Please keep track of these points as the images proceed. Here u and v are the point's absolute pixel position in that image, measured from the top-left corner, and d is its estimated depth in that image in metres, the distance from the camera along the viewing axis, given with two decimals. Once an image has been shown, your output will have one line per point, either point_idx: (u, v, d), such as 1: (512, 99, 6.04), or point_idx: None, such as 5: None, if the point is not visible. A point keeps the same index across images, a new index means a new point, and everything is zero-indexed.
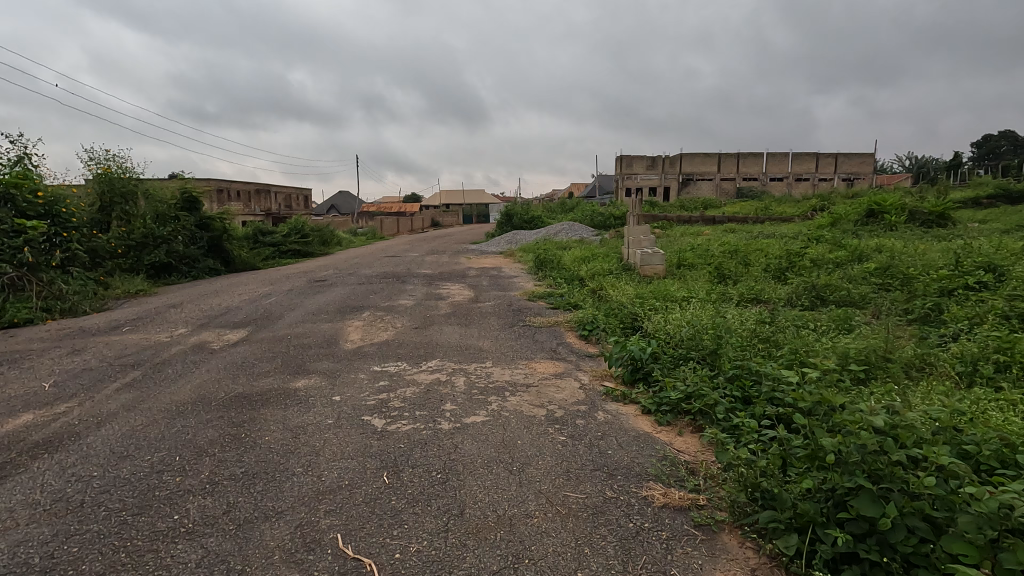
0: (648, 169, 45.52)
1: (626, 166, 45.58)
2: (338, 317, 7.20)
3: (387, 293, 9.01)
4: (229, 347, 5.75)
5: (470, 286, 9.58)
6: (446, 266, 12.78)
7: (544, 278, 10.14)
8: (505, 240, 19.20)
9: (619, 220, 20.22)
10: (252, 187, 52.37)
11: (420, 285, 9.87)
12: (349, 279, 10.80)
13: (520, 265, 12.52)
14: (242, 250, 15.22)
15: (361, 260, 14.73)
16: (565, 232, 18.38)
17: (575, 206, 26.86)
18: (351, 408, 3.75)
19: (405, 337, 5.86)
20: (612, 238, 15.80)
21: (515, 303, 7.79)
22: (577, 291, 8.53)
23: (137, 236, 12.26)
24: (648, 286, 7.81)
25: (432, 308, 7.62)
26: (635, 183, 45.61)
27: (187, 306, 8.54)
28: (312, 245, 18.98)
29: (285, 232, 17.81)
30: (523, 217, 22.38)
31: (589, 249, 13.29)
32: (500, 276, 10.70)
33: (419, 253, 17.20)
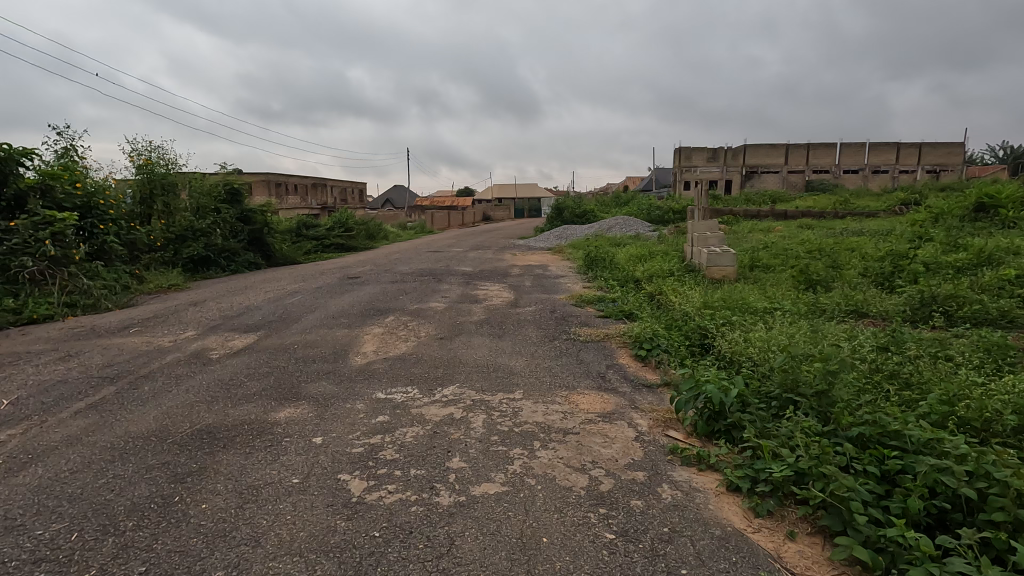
0: (709, 161, 43.12)
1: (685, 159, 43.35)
2: (359, 322, 6.41)
3: (420, 293, 8.21)
4: (228, 356, 5.04)
5: (511, 287, 8.63)
6: (489, 264, 11.89)
7: (594, 279, 9.04)
8: (554, 235, 18.11)
9: (679, 215, 18.70)
10: (308, 181, 53.60)
11: (457, 284, 9.02)
12: (384, 276, 10.09)
13: (568, 263, 11.45)
14: (283, 245, 14.91)
15: (402, 255, 14.10)
16: (619, 228, 17.10)
17: (631, 199, 25.37)
18: (330, 458, 2.87)
19: (425, 351, 4.98)
20: (671, 234, 14.45)
21: (560, 310, 6.76)
22: (633, 296, 7.39)
23: (176, 230, 12.16)
24: (717, 293, 6.59)
25: (464, 313, 6.71)
26: (694, 176, 43.32)
27: (209, 304, 8.03)
28: (357, 239, 18.60)
29: (329, 226, 17.48)
30: (575, 210, 21.18)
31: (645, 246, 12.05)
32: (546, 276, 9.68)
33: (464, 248, 16.43)
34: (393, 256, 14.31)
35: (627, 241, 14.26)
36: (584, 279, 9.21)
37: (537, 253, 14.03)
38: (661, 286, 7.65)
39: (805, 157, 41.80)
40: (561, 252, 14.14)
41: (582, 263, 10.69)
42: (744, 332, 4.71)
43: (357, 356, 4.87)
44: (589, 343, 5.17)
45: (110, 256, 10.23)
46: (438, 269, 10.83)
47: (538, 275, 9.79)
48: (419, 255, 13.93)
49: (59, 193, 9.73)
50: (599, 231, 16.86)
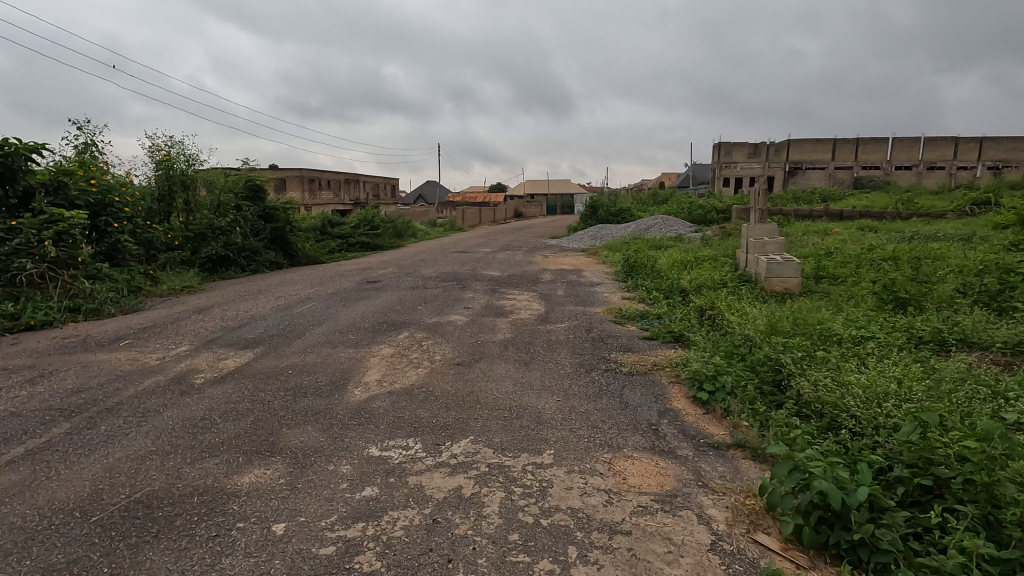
0: (751, 157, 41.24)
1: (725, 154, 41.58)
2: (368, 338, 5.68)
3: (441, 303, 7.46)
4: (212, 382, 4.37)
5: (542, 297, 7.79)
6: (519, 267, 11.07)
7: (635, 289, 8.11)
8: (588, 236, 17.17)
9: (722, 215, 17.48)
10: (341, 177, 53.85)
11: (482, 292, 8.22)
12: (405, 281, 9.39)
13: (604, 268, 10.55)
14: (307, 244, 14.44)
15: (427, 256, 13.42)
16: (658, 228, 16.03)
17: (669, 197, 24.15)
18: (287, 566, 2.08)
19: (437, 383, 4.19)
20: (716, 237, 13.35)
21: (597, 328, 5.89)
22: (681, 312, 6.47)
23: (194, 228, 11.75)
24: (784, 312, 5.61)
25: (488, 330, 5.90)
26: (734, 173, 41.51)
27: (215, 311, 7.46)
28: (383, 238, 18.04)
29: (354, 224, 16.98)
30: (610, 209, 20.16)
31: (689, 250, 11.02)
32: (580, 284, 8.79)
33: (493, 248, 15.66)
34: (419, 256, 13.63)
35: (668, 243, 13.21)
36: (622, 288, 8.30)
37: (571, 256, 13.13)
38: (713, 300, 6.69)
39: (856, 152, 39.50)
40: (596, 255, 13.20)
41: (620, 269, 9.75)
42: (834, 370, 3.78)
43: (358, 387, 4.12)
44: (634, 376, 4.31)
45: (124, 255, 9.84)
46: (463, 273, 10.07)
47: (571, 283, 8.91)
48: (446, 256, 13.23)
49: (73, 190, 9.36)
50: (636, 231, 15.85)
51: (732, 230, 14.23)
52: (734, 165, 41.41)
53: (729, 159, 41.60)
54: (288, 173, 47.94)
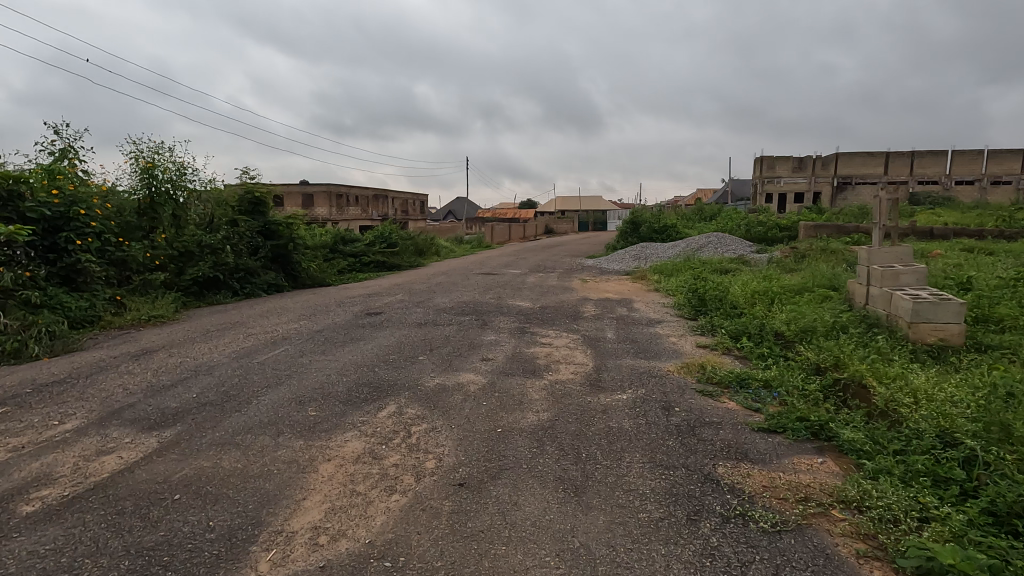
0: (798, 171, 38.64)
1: (771, 168, 39.02)
2: (335, 412, 3.83)
3: (453, 349, 5.58)
4: (38, 518, 2.56)
5: (588, 341, 5.84)
6: (554, 296, 9.13)
7: (712, 333, 6.09)
8: (630, 256, 15.12)
9: (786, 232, 15.18)
10: (369, 193, 53.20)
11: (508, 332, 6.33)
12: (414, 314, 7.57)
13: (659, 299, 8.55)
14: (312, 263, 12.87)
15: (447, 280, 11.64)
16: (714, 249, 13.88)
17: (717, 213, 21.90)
18: None
19: (414, 543, 2.29)
20: (787, 260, 11.20)
21: (677, 404, 3.90)
22: (797, 377, 4.44)
23: (179, 246, 10.24)
24: (984, 390, 3.52)
25: (513, 404, 3.98)
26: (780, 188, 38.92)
27: (162, 353, 5.76)
28: (402, 257, 16.38)
29: (370, 241, 15.40)
30: (653, 226, 18.09)
31: (765, 278, 8.93)
32: (634, 323, 6.81)
33: (522, 270, 13.81)
34: (438, 279, 11.82)
35: (733, 268, 11.07)
36: (693, 331, 6.28)
37: (616, 281, 11.12)
38: (841, 358, 4.65)
39: (916, 165, 36.41)
40: (644, 280, 11.16)
41: (683, 301, 7.72)
42: None
43: (271, 549, 2.26)
44: (783, 533, 2.32)
45: (86, 278, 8.32)
46: (485, 303, 8.23)
47: (623, 320, 6.93)
48: (468, 280, 11.43)
49: (27, 200, 7.93)
50: (687, 252, 13.74)
51: (806, 252, 11.98)
52: (781, 179, 38.77)
53: (776, 173, 38.98)
54: (316, 189, 47.43)
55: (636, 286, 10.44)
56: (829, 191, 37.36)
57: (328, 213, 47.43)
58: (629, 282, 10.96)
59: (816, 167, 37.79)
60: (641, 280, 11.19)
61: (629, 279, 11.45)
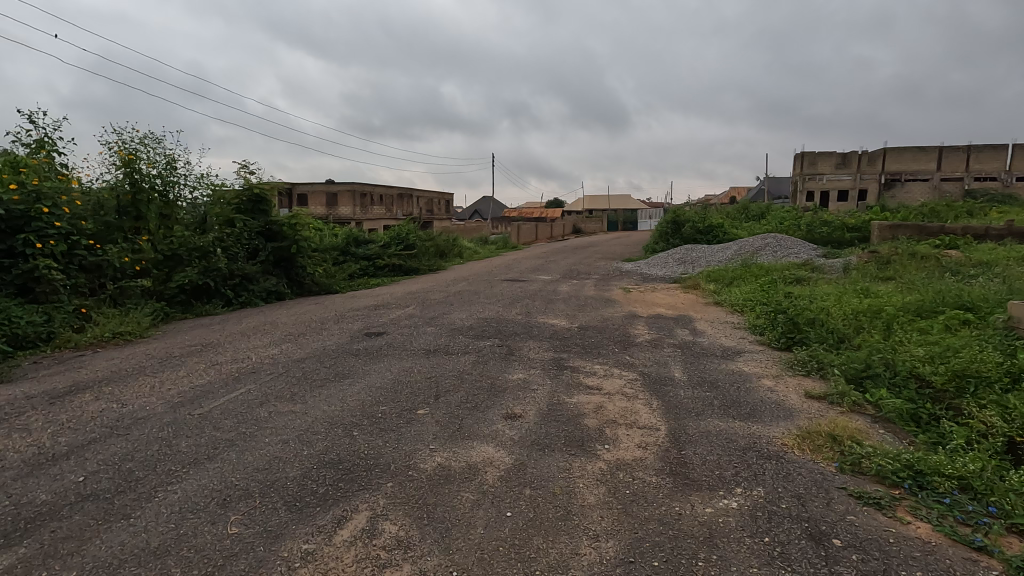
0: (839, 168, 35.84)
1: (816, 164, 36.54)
2: (268, 531, 2.38)
3: (466, 394, 4.09)
4: None
5: (650, 386, 4.29)
6: (594, 310, 7.58)
7: (819, 374, 4.46)
8: (675, 260, 13.44)
9: (856, 233, 13.24)
10: (394, 192, 52.36)
11: (539, 367, 4.81)
12: (424, 336, 6.12)
13: (725, 318, 6.93)
14: (319, 269, 11.60)
15: (467, 288, 10.20)
16: (773, 254, 12.08)
17: (766, 212, 19.93)
18: None
19: None
20: (870, 269, 9.41)
21: (831, 529, 2.33)
22: (999, 467, 2.81)
23: (165, 249, 9.02)
24: None
25: (554, 518, 2.46)
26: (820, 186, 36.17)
27: (90, 393, 4.43)
28: (421, 260, 15.00)
29: (386, 242, 14.07)
30: (697, 225, 16.33)
31: (857, 291, 7.20)
32: (705, 353, 5.21)
33: (553, 276, 12.28)
34: (457, 288, 10.37)
35: (805, 276, 9.33)
36: (790, 368, 4.66)
37: (665, 291, 9.48)
38: None
39: (975, 160, 33.35)
40: (699, 289, 9.50)
41: (763, 322, 6.07)
42: None
43: None
44: None
45: (45, 289, 7.11)
46: (511, 321, 6.73)
47: (690, 350, 5.34)
48: (492, 289, 9.97)
49: None
50: (744, 257, 11.98)
51: (890, 258, 10.11)
52: (822, 177, 36.09)
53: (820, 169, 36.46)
54: (340, 187, 46.76)
55: (691, 297, 8.81)
56: (875, 188, 34.57)
57: (352, 211, 46.71)
58: (682, 293, 9.32)
59: (862, 162, 34.99)
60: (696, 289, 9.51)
61: (680, 288, 9.81)
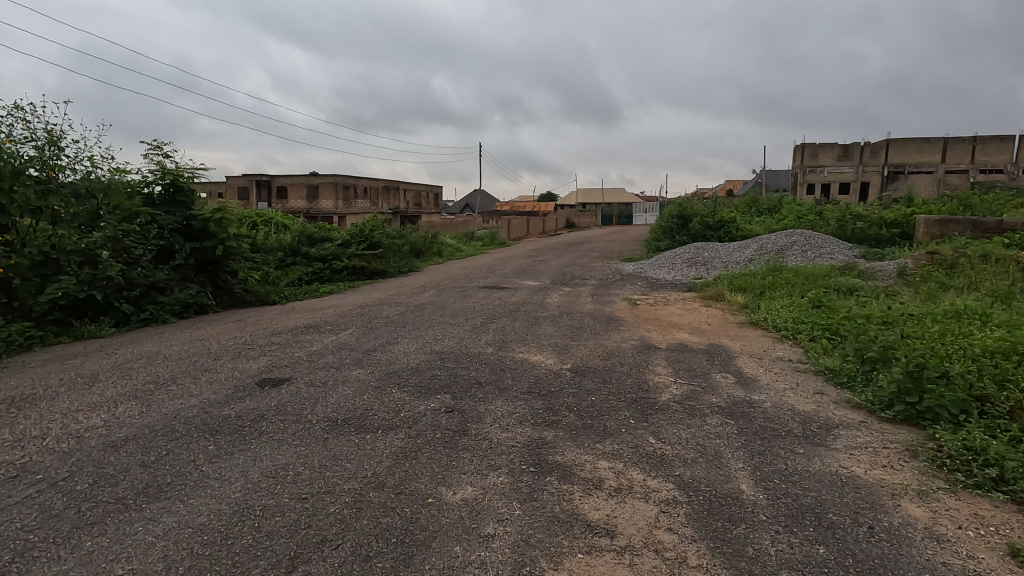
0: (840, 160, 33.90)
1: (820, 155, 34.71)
2: None
3: (349, 561, 2.07)
4: None
5: (704, 528, 2.29)
6: (591, 337, 5.56)
7: (1004, 493, 2.46)
8: (684, 261, 11.48)
9: (896, 229, 11.30)
10: (379, 185, 50.10)
11: (504, 470, 2.79)
12: (340, 390, 4.08)
13: (776, 352, 4.95)
14: (256, 274, 9.52)
15: (433, 300, 8.17)
16: (805, 256, 10.09)
17: (779, 206, 17.99)
18: None
19: None
20: (938, 277, 7.47)
21: None
22: None
23: (34, 252, 6.79)
24: None
25: None
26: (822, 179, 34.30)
27: None
28: (390, 261, 12.91)
29: (346, 240, 12.00)
30: (706, 220, 14.37)
31: (955, 310, 5.22)
32: (778, 431, 3.20)
33: (541, 281, 10.27)
34: (419, 299, 8.31)
35: (859, 287, 7.37)
36: (938, 474, 2.68)
37: (682, 304, 7.51)
38: None
39: (980, 152, 31.38)
40: (725, 302, 7.50)
41: (844, 366, 4.09)
42: None
43: None
44: None
45: None
46: (475, 360, 4.71)
47: (750, 422, 3.34)
48: (463, 301, 7.94)
49: None
50: (770, 259, 10.02)
51: (957, 261, 8.14)
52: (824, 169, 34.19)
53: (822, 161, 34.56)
54: (322, 180, 44.44)
55: (719, 314, 6.82)
56: (877, 181, 32.68)
57: (334, 205, 44.43)
58: (704, 307, 7.32)
59: (865, 153, 33.14)
60: (720, 302, 7.52)
61: (700, 299, 7.81)
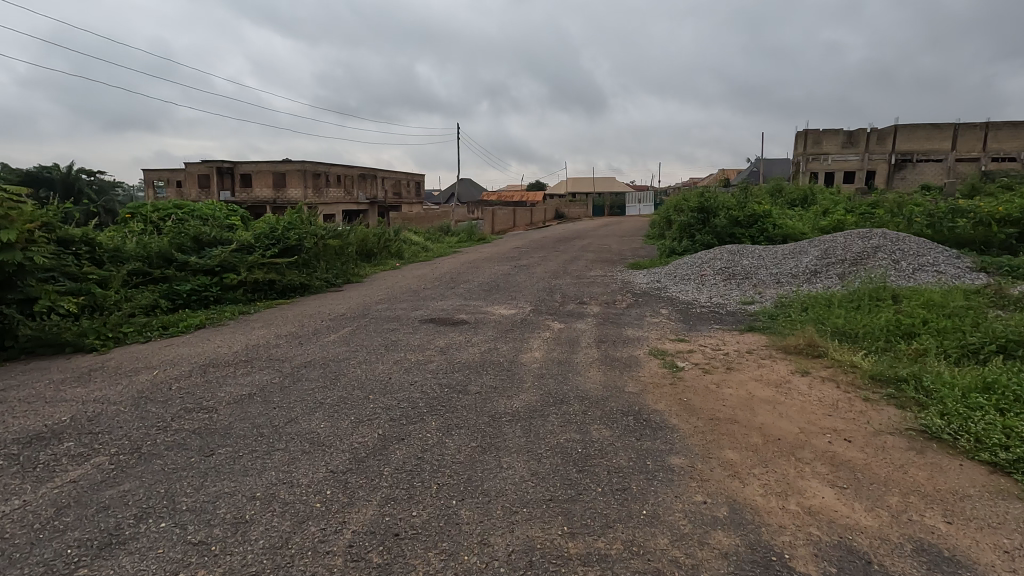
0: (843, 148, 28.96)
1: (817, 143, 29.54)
2: None
3: None
4: None
5: None
6: (618, 514, 2.31)
7: None
8: (719, 275, 8.27)
9: (1012, 227, 8.13)
10: (354, 173, 46.42)
11: None
12: None
13: None
14: (76, 302, 6.11)
15: (334, 354, 4.87)
16: (909, 278, 6.79)
17: (813, 194, 14.82)
18: None
19: None
20: None
21: None
22: None
23: None
24: None
25: None
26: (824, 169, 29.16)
27: None
28: (315, 271, 9.54)
29: (250, 242, 8.61)
30: (735, 214, 11.18)
31: None
32: None
33: (520, 305, 7.02)
34: (305, 355, 4.94)
35: None
36: None
37: (761, 372, 4.22)
38: None
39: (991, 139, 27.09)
40: (837, 370, 4.22)
41: None
42: None
43: None
44: None
45: None
46: None
47: None
48: (380, 360, 4.66)
49: None
50: (862, 280, 6.74)
51: None
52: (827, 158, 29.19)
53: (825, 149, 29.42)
54: (290, 167, 40.65)
55: (848, 408, 3.54)
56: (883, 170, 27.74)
57: (302, 194, 40.55)
58: (804, 382, 4.03)
59: (872, 139, 28.05)
60: (828, 371, 4.22)
61: (785, 360, 4.51)
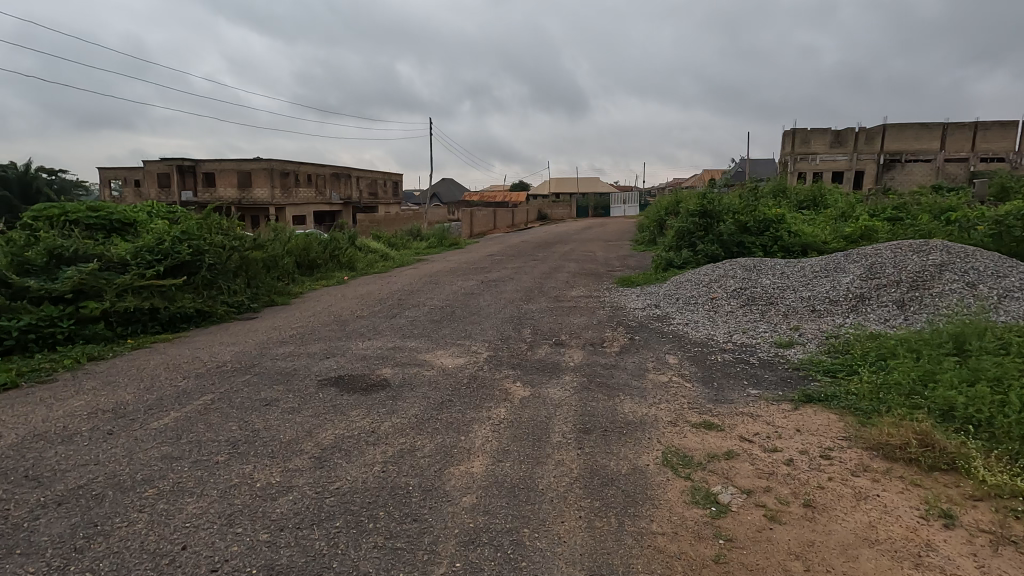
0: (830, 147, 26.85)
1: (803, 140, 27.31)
2: None
3: None
4: None
5: None
6: None
7: None
8: (737, 300, 6.41)
9: None
10: (326, 172, 43.95)
11: None
12: None
13: None
14: None
15: (134, 470, 2.85)
16: (1007, 314, 4.93)
17: (824, 195, 13.05)
18: None
19: None
20: None
21: None
22: None
23: None
24: None
25: None
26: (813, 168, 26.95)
27: None
28: (220, 294, 7.56)
29: (123, 258, 6.56)
30: (745, 220, 9.36)
31: None
32: None
33: (472, 351, 5.02)
34: (88, 468, 2.92)
35: None
36: None
37: (871, 522, 2.33)
38: None
39: (980, 139, 25.22)
40: (1007, 518, 2.34)
41: None
42: None
43: None
44: None
45: None
46: None
47: None
48: (202, 486, 2.66)
49: None
50: (941, 316, 4.90)
51: None
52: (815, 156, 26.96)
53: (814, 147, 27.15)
54: (255, 166, 38.07)
55: None
56: (873, 170, 25.88)
57: (268, 195, 38.01)
58: (963, 552, 2.14)
59: (859, 139, 25.94)
60: (992, 520, 2.33)
61: (898, 486, 2.62)
